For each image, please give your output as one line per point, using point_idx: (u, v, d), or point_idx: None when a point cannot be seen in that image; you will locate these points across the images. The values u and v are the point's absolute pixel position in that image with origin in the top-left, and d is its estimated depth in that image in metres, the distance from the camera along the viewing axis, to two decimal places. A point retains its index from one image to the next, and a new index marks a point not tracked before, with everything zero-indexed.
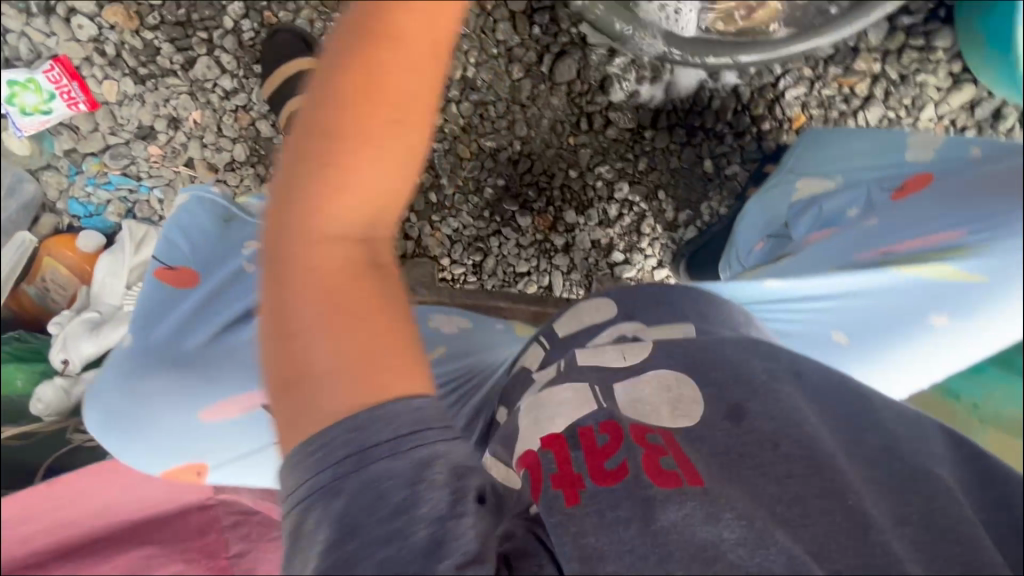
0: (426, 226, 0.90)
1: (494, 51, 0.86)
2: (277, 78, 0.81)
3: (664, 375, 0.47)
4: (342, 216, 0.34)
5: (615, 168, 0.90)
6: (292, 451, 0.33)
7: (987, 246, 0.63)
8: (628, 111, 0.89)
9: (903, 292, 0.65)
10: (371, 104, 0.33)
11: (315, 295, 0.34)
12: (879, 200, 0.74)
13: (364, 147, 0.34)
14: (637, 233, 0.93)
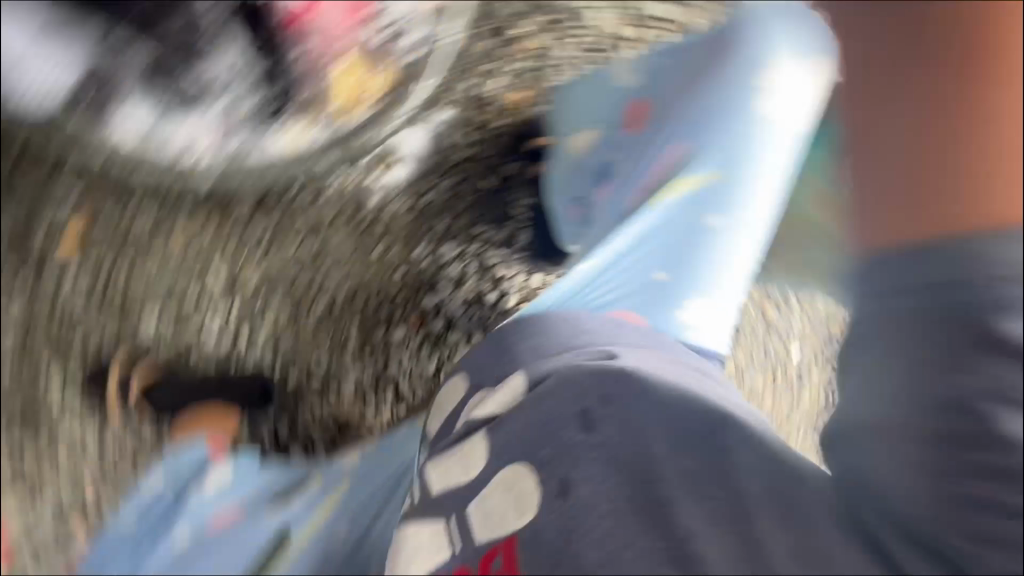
0: (332, 403, 0.96)
1: (263, 244, 0.93)
2: (118, 390, 0.92)
3: (504, 477, 0.51)
4: None
5: (426, 241, 0.96)
6: None
7: (706, 149, 0.83)
8: (396, 195, 0.95)
9: (672, 219, 0.80)
10: None
11: None
12: (625, 142, 0.92)
13: None
14: (489, 268, 0.97)
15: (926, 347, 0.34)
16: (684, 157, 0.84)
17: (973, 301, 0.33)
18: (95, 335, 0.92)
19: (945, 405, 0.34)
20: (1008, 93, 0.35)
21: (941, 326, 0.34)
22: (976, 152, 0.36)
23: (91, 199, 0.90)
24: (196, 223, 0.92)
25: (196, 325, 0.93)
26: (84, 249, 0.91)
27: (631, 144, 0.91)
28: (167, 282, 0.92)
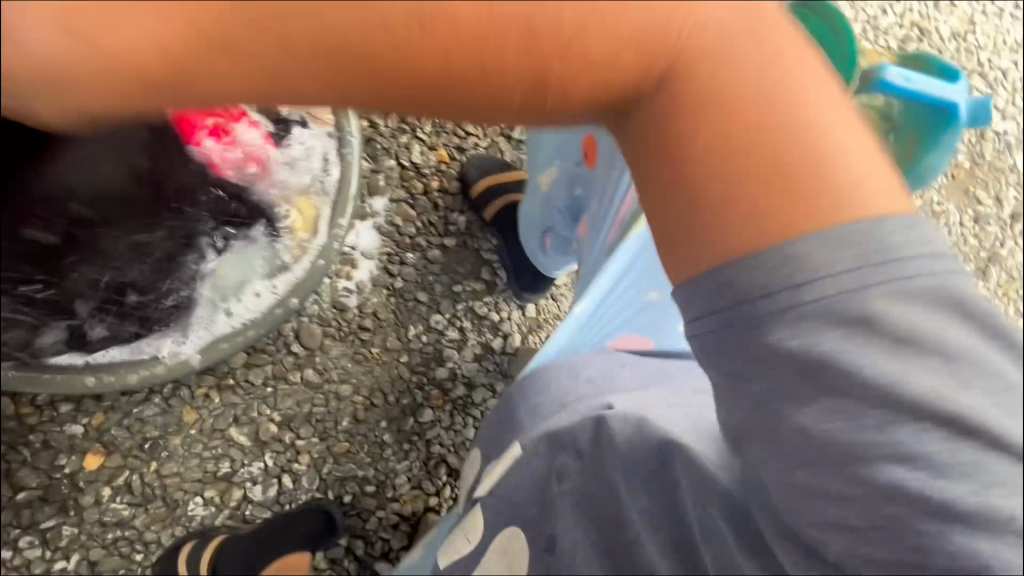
0: (394, 505, 0.97)
1: (272, 390, 0.92)
2: None
3: (501, 544, 0.56)
4: None
5: (417, 319, 0.98)
6: None
7: None
8: (374, 289, 0.96)
9: (642, 253, 0.71)
10: None
11: None
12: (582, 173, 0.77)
13: None
14: (484, 319, 1.02)
15: (734, 346, 0.36)
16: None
17: (754, 313, 0.35)
18: (148, 555, 0.86)
19: (757, 407, 0.37)
20: (714, 208, 0.36)
21: (738, 331, 0.36)
22: (756, 193, 0.35)
23: (95, 424, 0.85)
24: (201, 400, 0.89)
25: (241, 497, 0.90)
26: (106, 476, 0.85)
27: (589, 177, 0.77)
28: (200, 458, 0.89)
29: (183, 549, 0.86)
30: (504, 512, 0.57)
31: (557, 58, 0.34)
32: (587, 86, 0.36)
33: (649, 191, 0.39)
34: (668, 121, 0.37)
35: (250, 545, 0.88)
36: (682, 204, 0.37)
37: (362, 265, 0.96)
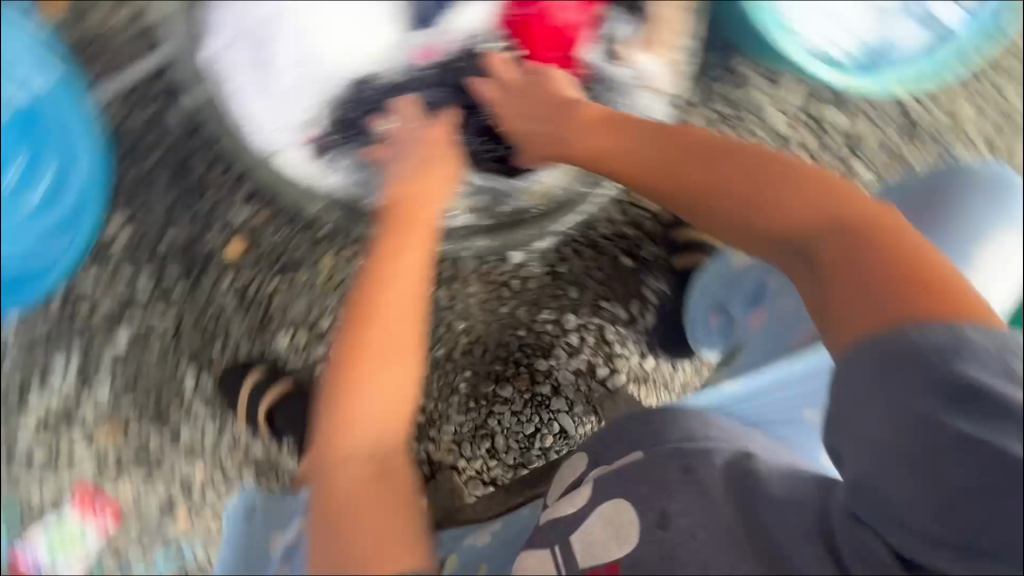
0: (430, 446, 0.97)
1: None
2: (242, 407, 0.90)
3: (604, 515, 0.60)
4: (359, 424, 0.58)
5: (553, 307, 0.97)
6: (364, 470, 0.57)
7: None
8: (536, 261, 0.96)
9: (815, 376, 0.74)
10: (358, 376, 0.60)
11: (350, 479, 0.57)
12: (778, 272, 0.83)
13: (366, 382, 0.60)
14: (606, 343, 0.99)
15: (888, 419, 0.43)
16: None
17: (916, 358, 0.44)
18: (230, 359, 0.91)
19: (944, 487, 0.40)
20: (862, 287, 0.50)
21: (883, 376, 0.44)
22: (893, 292, 0.48)
23: (257, 219, 0.87)
24: (342, 257, 0.90)
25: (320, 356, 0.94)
26: (236, 266, 0.88)
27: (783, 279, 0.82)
28: (310, 303, 0.91)
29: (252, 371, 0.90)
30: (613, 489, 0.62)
31: (757, 203, 0.62)
32: (786, 233, 0.59)
33: (799, 279, 0.58)
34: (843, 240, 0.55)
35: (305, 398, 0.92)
36: (827, 290, 0.54)
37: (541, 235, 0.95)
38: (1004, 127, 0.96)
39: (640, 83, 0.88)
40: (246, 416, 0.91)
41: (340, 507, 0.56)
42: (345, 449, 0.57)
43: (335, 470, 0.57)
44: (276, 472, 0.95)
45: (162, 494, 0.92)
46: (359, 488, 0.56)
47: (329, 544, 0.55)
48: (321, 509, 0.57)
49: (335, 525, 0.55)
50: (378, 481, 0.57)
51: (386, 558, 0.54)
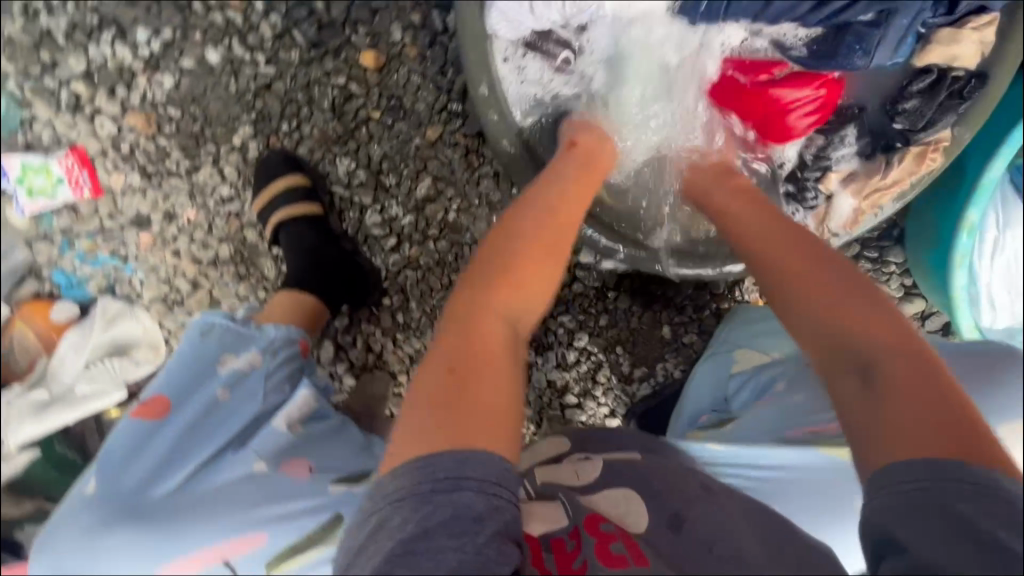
0: (388, 344, 0.95)
1: (476, 202, 0.87)
2: (265, 194, 0.85)
3: (615, 492, 0.61)
4: (510, 298, 0.56)
5: (577, 318, 0.93)
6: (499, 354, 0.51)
7: None
8: (595, 270, 0.90)
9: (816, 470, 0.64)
10: (531, 251, 0.59)
11: (483, 348, 0.51)
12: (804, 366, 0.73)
13: (531, 259, 0.59)
14: (592, 381, 0.96)
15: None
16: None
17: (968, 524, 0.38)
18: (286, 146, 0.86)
19: None
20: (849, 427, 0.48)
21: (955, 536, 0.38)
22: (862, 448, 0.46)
23: (406, 50, 0.84)
24: (447, 138, 0.85)
25: (360, 203, 0.88)
26: (358, 71, 0.84)
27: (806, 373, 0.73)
28: (389, 153, 0.85)
29: (296, 170, 0.85)
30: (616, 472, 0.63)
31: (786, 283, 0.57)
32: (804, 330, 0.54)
33: (845, 399, 0.49)
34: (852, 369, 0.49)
35: (325, 227, 0.88)
36: (874, 420, 0.45)
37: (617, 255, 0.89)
38: None
39: (816, 212, 0.77)
40: (263, 204, 0.85)
41: (468, 367, 0.49)
42: (484, 317, 0.53)
43: (475, 332, 0.51)
44: (250, 264, 0.91)
45: (144, 204, 0.89)
46: (485, 357, 0.50)
47: (426, 408, 0.46)
48: (436, 365, 0.49)
49: (448, 382, 0.48)
50: (506, 360, 0.51)
51: (488, 423, 0.46)
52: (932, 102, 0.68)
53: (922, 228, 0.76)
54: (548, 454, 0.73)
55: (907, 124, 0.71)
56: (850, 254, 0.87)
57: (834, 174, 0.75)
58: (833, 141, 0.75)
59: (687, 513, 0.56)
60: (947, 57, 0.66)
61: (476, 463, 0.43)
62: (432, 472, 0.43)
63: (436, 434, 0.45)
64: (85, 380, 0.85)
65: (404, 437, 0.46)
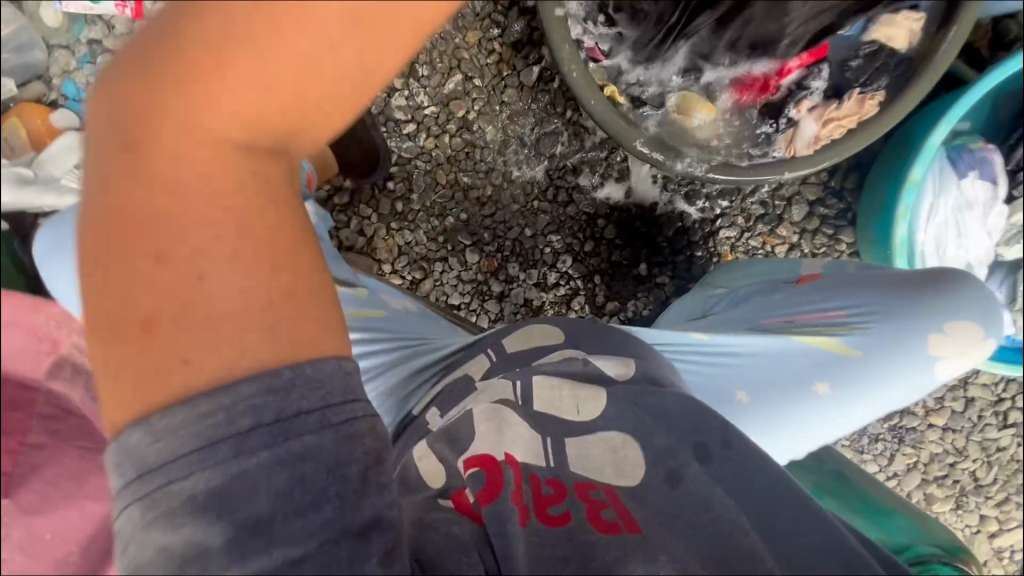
0: (381, 230, 0.98)
1: (497, 108, 0.94)
2: None
3: (611, 439, 0.62)
4: (230, 110, 0.31)
5: (565, 241, 0.99)
6: (248, 217, 0.33)
7: (869, 325, 0.69)
8: (590, 198, 0.97)
9: (784, 365, 0.70)
10: (281, 29, 0.29)
11: (209, 222, 0.32)
12: (780, 285, 0.78)
13: (286, 35, 0.29)
14: (567, 306, 1.00)
15: None
16: (846, 323, 0.71)
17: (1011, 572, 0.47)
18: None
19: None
20: None
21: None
22: None
23: None
24: (483, 44, 0.93)
25: (391, 85, 0.94)
26: None
27: (782, 288, 0.78)
28: (428, 47, 0.93)
29: None
30: (625, 394, 0.66)
31: None
32: None
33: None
34: None
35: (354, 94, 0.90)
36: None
37: (612, 186, 0.97)
38: (924, 472, 1.07)
39: (781, 137, 0.79)
40: None
41: (191, 245, 0.32)
42: (193, 160, 0.31)
43: (188, 185, 0.32)
44: None
45: None
46: (221, 222, 0.32)
47: (142, 339, 0.31)
48: (136, 260, 0.31)
49: (169, 293, 0.31)
50: (273, 203, 0.33)
51: (273, 334, 0.33)
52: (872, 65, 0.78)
53: (875, 198, 0.86)
54: (539, 344, 0.76)
55: (853, 78, 0.79)
56: (810, 226, 0.97)
57: (806, 100, 0.78)
58: (812, 73, 0.79)
59: (688, 470, 0.58)
60: (886, 36, 0.76)
61: (289, 377, 0.33)
62: (237, 419, 0.32)
63: (174, 380, 0.31)
64: (71, 179, 0.84)
65: (115, 383, 0.32)
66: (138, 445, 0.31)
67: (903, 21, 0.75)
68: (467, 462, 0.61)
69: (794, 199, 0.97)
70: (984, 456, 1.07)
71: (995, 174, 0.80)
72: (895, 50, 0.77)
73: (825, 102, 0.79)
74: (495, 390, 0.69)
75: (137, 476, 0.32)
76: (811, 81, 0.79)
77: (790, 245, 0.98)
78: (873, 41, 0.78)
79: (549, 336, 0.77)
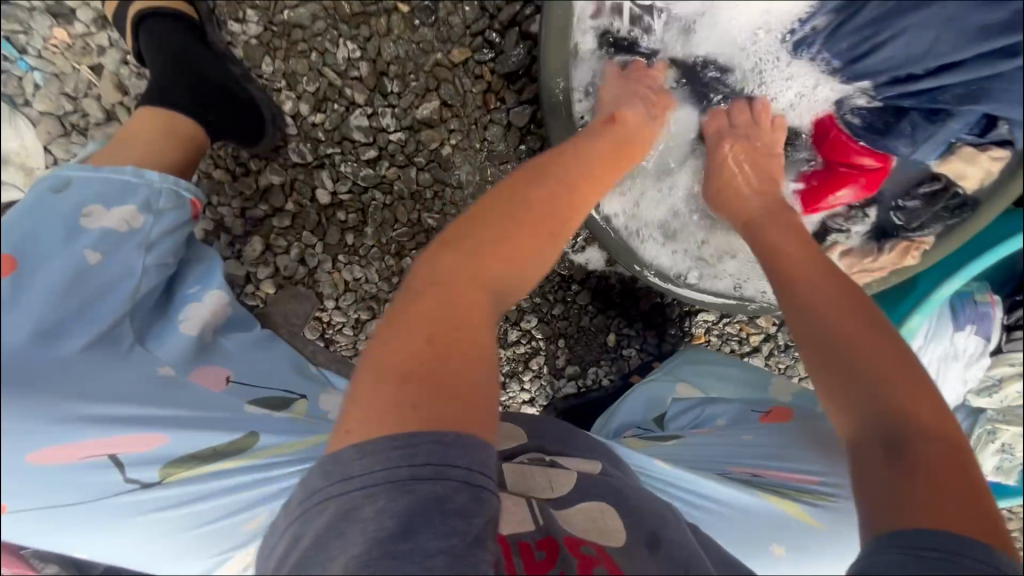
0: (327, 262, 0.83)
1: (478, 145, 0.79)
2: (130, 27, 0.70)
3: (591, 508, 0.58)
4: (485, 259, 0.45)
5: (533, 300, 0.89)
6: (462, 359, 0.40)
7: (834, 497, 0.67)
8: (566, 261, 0.87)
9: (749, 515, 0.67)
10: (527, 229, 0.47)
11: (435, 350, 0.40)
12: (749, 417, 0.77)
13: (543, 225, 0.48)
14: (524, 365, 0.92)
15: None
16: (813, 492, 0.69)
17: None
18: (266, 5, 0.73)
19: None
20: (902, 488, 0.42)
21: None
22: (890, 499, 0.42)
23: None
24: (471, 66, 0.76)
25: (350, 99, 0.77)
26: None
27: (750, 422, 0.76)
28: (400, 56, 0.75)
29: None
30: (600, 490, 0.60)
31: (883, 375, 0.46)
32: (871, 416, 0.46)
33: (866, 471, 0.45)
34: (910, 475, 0.42)
35: (228, 72, 0.71)
36: (902, 495, 0.42)
37: (593, 250, 0.87)
38: None
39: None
40: (131, 41, 0.70)
41: (437, 344, 0.40)
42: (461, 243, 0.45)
43: (438, 303, 0.42)
44: (121, 95, 0.75)
45: None
46: (450, 319, 0.41)
47: (376, 382, 0.39)
48: (396, 329, 0.41)
49: (404, 355, 0.40)
50: (469, 374, 0.40)
51: None
52: (929, 209, 0.68)
53: None
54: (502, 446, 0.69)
55: (902, 220, 0.71)
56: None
57: (840, 247, 0.74)
58: (855, 215, 0.73)
59: (664, 534, 0.56)
60: (957, 172, 0.65)
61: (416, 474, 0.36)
62: None
63: None
64: None
65: None
66: (320, 481, 0.37)
67: (984, 160, 0.63)
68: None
69: None
70: None
71: (991, 332, 0.75)
72: (964, 188, 0.65)
73: (863, 246, 0.74)
74: None
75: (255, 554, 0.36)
76: (849, 223, 0.74)
77: (766, 335, 0.93)
78: (939, 177, 0.67)
79: (518, 433, 0.71)
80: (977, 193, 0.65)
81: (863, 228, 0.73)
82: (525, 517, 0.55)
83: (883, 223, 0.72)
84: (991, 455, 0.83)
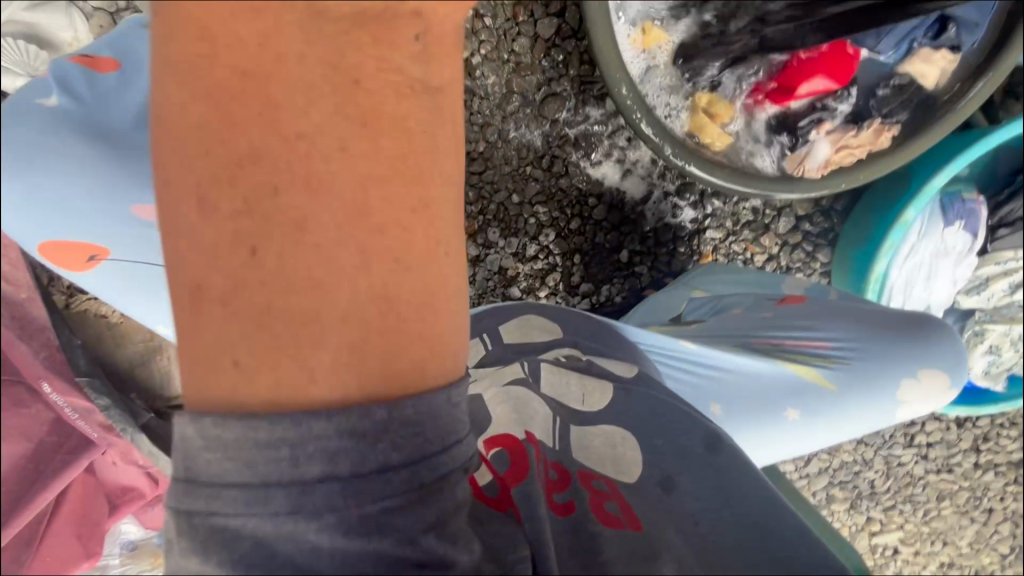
0: None
1: (506, 56, 0.86)
2: None
3: (613, 432, 0.54)
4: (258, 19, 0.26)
5: (552, 214, 0.93)
6: (333, 236, 0.28)
7: (849, 361, 0.74)
8: (585, 176, 0.93)
9: (769, 383, 0.74)
10: None
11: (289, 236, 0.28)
12: (765, 304, 0.82)
13: None
14: (540, 281, 0.94)
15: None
16: (828, 356, 0.75)
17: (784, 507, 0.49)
18: None
19: None
20: None
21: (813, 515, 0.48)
22: None
23: None
24: None
25: None
26: None
27: (766, 307, 0.82)
28: None
29: None
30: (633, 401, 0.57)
31: None
32: None
33: None
34: None
35: None
36: None
37: (609, 166, 0.93)
38: (828, 471, 1.17)
39: (794, 156, 0.79)
40: None
41: (299, 240, 0.28)
42: (278, 60, 0.27)
43: (250, 152, 0.27)
44: None
45: None
46: (296, 192, 0.27)
47: (200, 314, 0.28)
48: (201, 223, 0.27)
49: (229, 276, 0.28)
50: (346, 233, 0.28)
51: (351, 360, 0.29)
52: (898, 97, 0.78)
53: (860, 226, 0.86)
54: (539, 342, 0.69)
55: (876, 106, 0.79)
56: (792, 240, 0.98)
57: (826, 123, 0.78)
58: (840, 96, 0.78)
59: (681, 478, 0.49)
60: (918, 71, 0.77)
61: (371, 426, 0.29)
62: None
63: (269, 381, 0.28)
64: None
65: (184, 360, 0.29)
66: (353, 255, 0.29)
67: (939, 60, 0.76)
68: (487, 444, 0.53)
69: (784, 211, 0.97)
70: (885, 469, 1.18)
71: (977, 228, 0.83)
72: (924, 86, 0.77)
73: (843, 126, 0.79)
74: (503, 372, 0.63)
75: (185, 486, 0.29)
76: (835, 103, 0.78)
77: (769, 255, 0.98)
78: (905, 73, 0.78)
79: (550, 330, 0.71)
80: (936, 90, 0.77)
81: (848, 106, 0.79)
82: (549, 433, 0.55)
83: (859, 109, 0.80)
84: (981, 357, 0.88)
